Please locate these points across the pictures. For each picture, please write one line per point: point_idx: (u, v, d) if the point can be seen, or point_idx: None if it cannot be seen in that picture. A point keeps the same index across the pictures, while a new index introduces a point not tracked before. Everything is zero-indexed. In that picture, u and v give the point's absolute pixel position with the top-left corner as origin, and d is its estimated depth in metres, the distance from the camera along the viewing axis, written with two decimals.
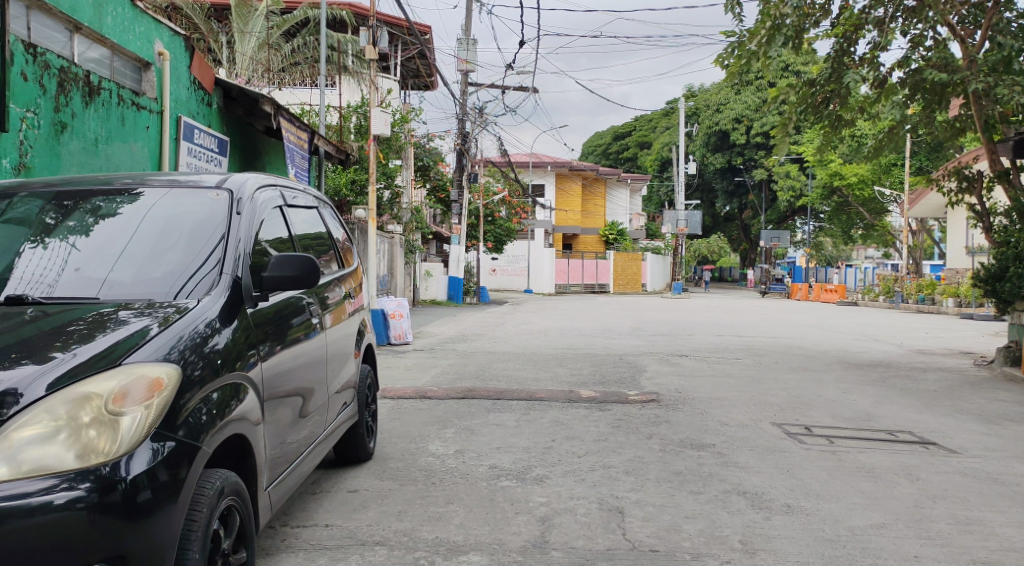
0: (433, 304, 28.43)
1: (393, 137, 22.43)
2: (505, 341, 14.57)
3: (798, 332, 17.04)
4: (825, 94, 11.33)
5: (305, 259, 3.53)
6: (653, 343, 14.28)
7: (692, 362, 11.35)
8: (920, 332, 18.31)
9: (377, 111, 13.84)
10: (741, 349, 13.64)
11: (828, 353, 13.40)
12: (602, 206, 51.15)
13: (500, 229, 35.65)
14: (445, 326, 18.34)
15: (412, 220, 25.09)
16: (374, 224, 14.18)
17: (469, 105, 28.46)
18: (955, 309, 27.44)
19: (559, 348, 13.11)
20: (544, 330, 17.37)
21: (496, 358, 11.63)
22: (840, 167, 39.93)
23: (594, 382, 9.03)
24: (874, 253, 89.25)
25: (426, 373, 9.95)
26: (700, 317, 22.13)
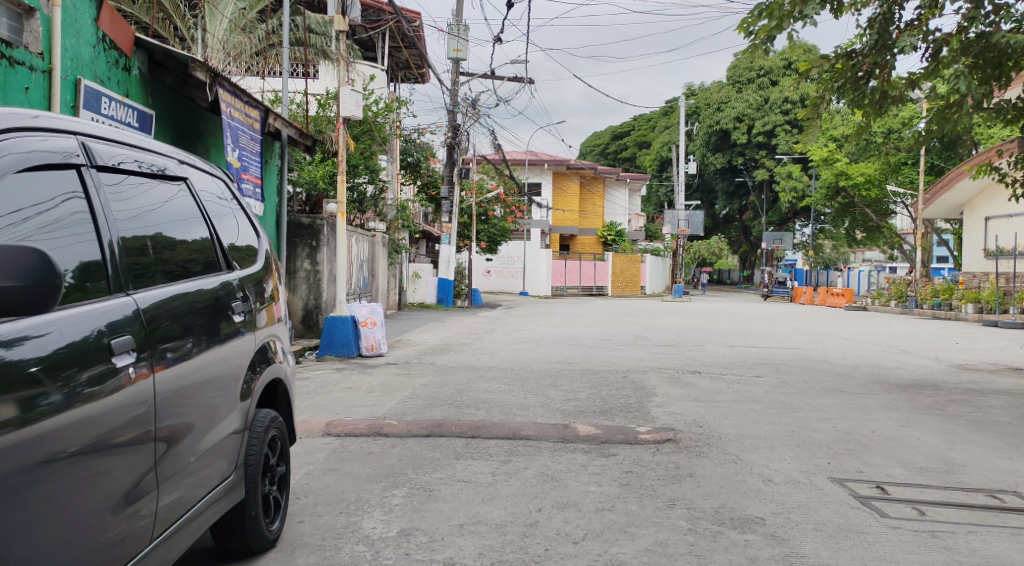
0: (421, 307, 26.70)
1: (376, 127, 20.81)
2: (494, 353, 12.93)
3: (817, 343, 15.40)
4: (866, 67, 9.86)
5: (27, 251, 2.11)
6: (660, 356, 12.64)
7: (707, 381, 9.72)
8: (949, 342, 16.62)
9: (348, 90, 12.22)
10: (759, 362, 11.99)
11: (861, 369, 11.76)
12: (601, 206, 49.53)
13: (495, 230, 33.94)
14: (430, 333, 16.69)
15: (399, 217, 23.36)
16: (345, 218, 12.51)
17: (461, 96, 26.82)
18: (974, 316, 25.63)
19: (553, 362, 11.47)
20: (536, 338, 15.73)
21: (480, 376, 9.99)
22: (846, 166, 38.26)
23: (595, 411, 7.39)
24: (872, 256, 87.52)
25: (394, 396, 8.31)
26: (705, 323, 20.48)
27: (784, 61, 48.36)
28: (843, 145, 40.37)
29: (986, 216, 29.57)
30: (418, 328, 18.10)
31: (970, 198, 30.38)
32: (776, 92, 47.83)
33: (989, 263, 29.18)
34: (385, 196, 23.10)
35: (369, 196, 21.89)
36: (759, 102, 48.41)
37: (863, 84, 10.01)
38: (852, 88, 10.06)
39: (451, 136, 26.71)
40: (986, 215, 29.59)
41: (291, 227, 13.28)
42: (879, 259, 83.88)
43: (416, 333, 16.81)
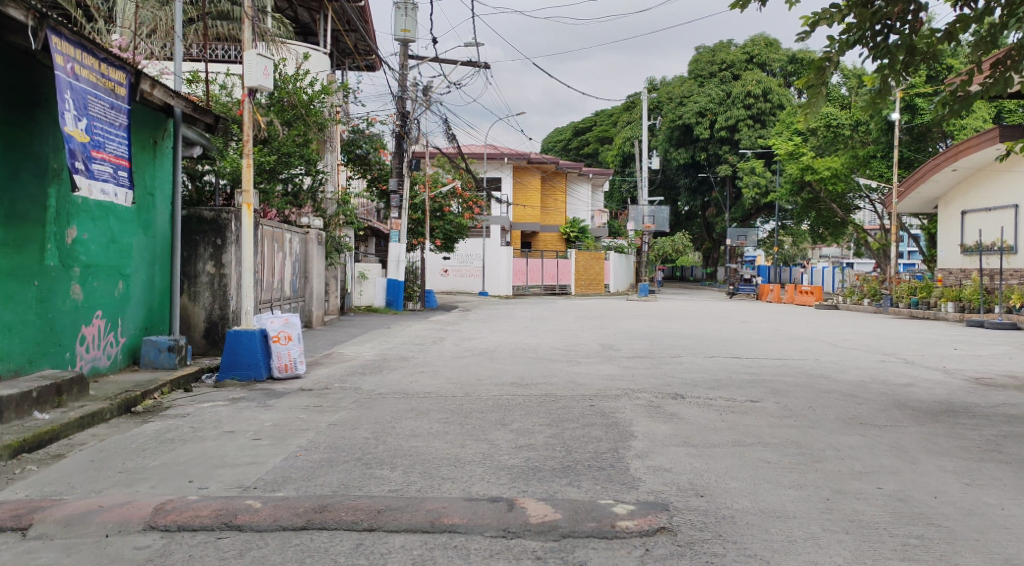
0: (366, 311, 24.42)
1: (312, 113, 18.77)
2: (437, 371, 10.88)
3: (805, 352, 13.56)
4: (886, 19, 8.00)
5: None
6: (633, 373, 10.70)
7: (695, 411, 7.77)
8: (946, 349, 14.87)
9: (254, 55, 10.04)
10: (749, 380, 10.12)
11: (869, 387, 9.90)
12: (563, 203, 47.67)
13: (450, 226, 31.46)
14: (368, 344, 14.57)
15: (339, 211, 21.05)
16: (254, 209, 10.26)
17: (410, 81, 24.64)
18: (956, 316, 23.91)
19: (504, 383, 9.46)
20: (489, 349, 13.71)
21: (412, 406, 7.94)
22: (811, 161, 36.28)
23: (551, 471, 5.40)
24: (828, 250, 86.76)
25: (287, 444, 6.22)
26: (675, 328, 18.55)
27: (745, 55, 47.80)
28: (809, 140, 38.89)
29: (962, 210, 27.88)
30: (355, 338, 15.96)
31: (945, 191, 28.70)
32: (739, 86, 46.49)
33: (968, 260, 27.60)
34: (324, 187, 20.85)
35: (306, 188, 19.81)
36: (722, 96, 47.09)
37: (882, 43, 8.15)
38: (867, 46, 8.16)
39: (399, 124, 24.58)
40: (962, 209, 27.88)
41: (192, 222, 11.07)
42: (836, 254, 83.20)
43: (353, 344, 14.67)
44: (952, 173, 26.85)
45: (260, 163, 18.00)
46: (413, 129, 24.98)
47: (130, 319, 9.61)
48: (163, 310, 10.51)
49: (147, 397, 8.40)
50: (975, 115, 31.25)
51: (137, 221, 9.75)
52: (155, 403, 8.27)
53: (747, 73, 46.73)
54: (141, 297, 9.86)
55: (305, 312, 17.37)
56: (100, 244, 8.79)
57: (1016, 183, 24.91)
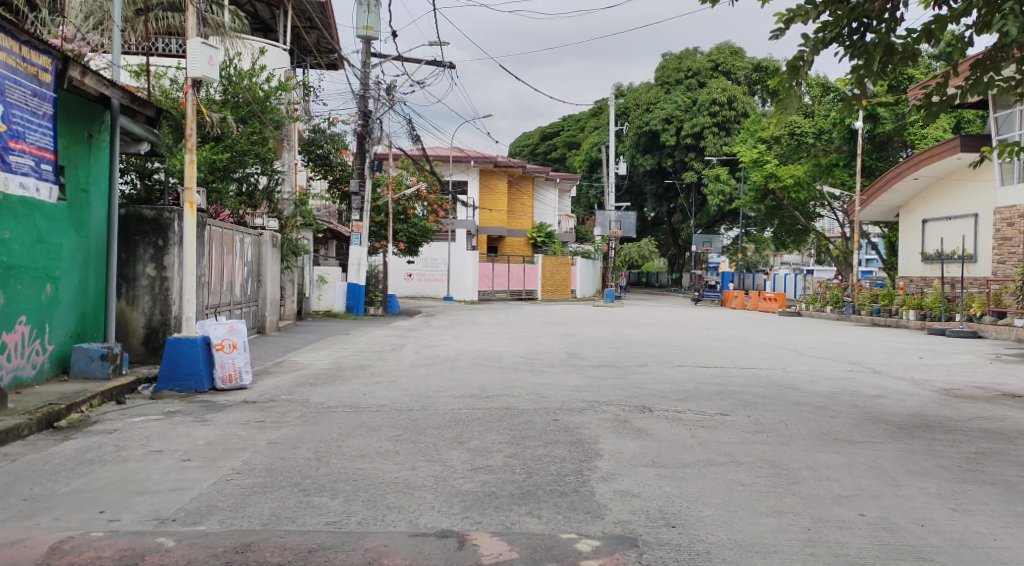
0: (325, 316, 23.69)
1: (267, 109, 18.10)
2: (393, 381, 10.31)
3: (773, 360, 13.21)
4: (865, 17, 7.65)
5: None
6: (599, 383, 10.23)
7: (664, 426, 7.32)
8: (913, 358, 14.62)
9: (198, 44, 9.43)
10: (719, 391, 9.71)
11: (842, 397, 9.53)
12: (530, 207, 47.12)
13: (414, 230, 30.96)
14: (324, 352, 13.94)
15: (297, 213, 20.36)
16: (196, 208, 9.64)
17: (372, 80, 24.03)
18: (916, 323, 23.39)
19: (462, 395, 8.93)
20: (449, 357, 13.15)
21: (361, 420, 7.38)
22: (775, 168, 36.34)
23: (507, 498, 4.89)
24: (791, 258, 87.46)
25: (219, 466, 5.65)
26: (641, 335, 18.13)
27: (711, 63, 48.22)
28: (773, 147, 38.88)
29: (923, 219, 27.32)
30: (311, 345, 15.31)
31: (906, 199, 28.13)
32: (704, 93, 46.53)
33: (929, 268, 27.03)
34: (281, 188, 20.15)
35: (263, 188, 19.33)
36: (688, 103, 47.19)
37: (858, 42, 7.80)
38: (843, 45, 7.81)
39: (361, 124, 23.91)
40: (923, 217, 27.28)
41: (130, 221, 10.41)
42: (797, 261, 83.77)
43: (308, 352, 14.04)
44: (914, 182, 26.43)
45: (213, 161, 17.28)
46: (376, 129, 24.34)
47: (59, 325, 8.92)
48: (98, 315, 9.83)
49: (72, 411, 7.70)
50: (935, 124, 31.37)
51: (69, 219, 9.08)
52: (80, 418, 7.59)
53: (713, 81, 46.86)
54: (72, 301, 9.19)
55: (258, 317, 16.68)
56: (24, 244, 8.13)
57: (979, 191, 24.02)
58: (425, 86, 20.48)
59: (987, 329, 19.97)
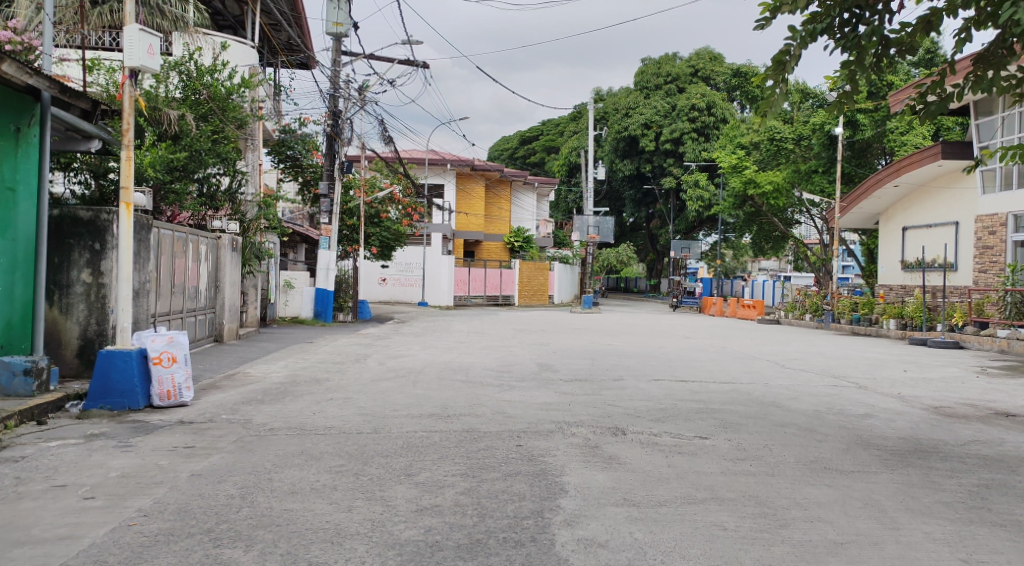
0: (290, 323, 22.81)
1: (229, 106, 17.39)
2: (349, 397, 9.57)
3: (753, 374, 12.58)
4: (857, 6, 7.06)
5: None
6: (571, 400, 9.54)
7: (638, 454, 6.63)
8: (897, 370, 14.02)
9: (136, 31, 8.70)
10: (697, 409, 9.05)
11: (828, 415, 8.91)
12: (508, 211, 46.65)
13: (388, 233, 30.31)
14: (281, 363, 13.15)
15: (260, 215, 19.55)
16: (132, 209, 8.88)
17: (343, 78, 23.28)
18: (897, 333, 22.53)
19: (420, 414, 8.22)
20: (413, 370, 12.40)
21: (303, 447, 6.64)
22: (754, 174, 35.94)
23: (453, 551, 4.21)
24: (767, 264, 87.73)
25: (125, 507, 4.90)
26: (618, 345, 17.46)
27: (689, 68, 47.97)
28: (752, 153, 38.43)
29: (904, 226, 26.38)
30: (270, 355, 14.51)
31: (887, 205, 27.23)
32: (683, 99, 46.20)
33: (908, 277, 25.98)
34: (244, 189, 19.36)
35: (225, 189, 18.79)
36: (667, 108, 46.82)
37: (850, 34, 7.19)
38: (833, 38, 7.19)
39: (330, 125, 23.17)
40: (903, 225, 26.40)
41: (65, 223, 9.63)
42: (775, 268, 83.60)
43: (265, 363, 13.24)
44: (895, 189, 25.63)
45: (172, 160, 16.48)
46: (347, 130, 23.67)
47: None
48: (26, 326, 9.01)
49: None
50: (915, 130, 30.97)
51: None
52: None
53: (691, 87, 46.57)
54: None
55: (216, 325, 15.88)
56: None
57: (960, 199, 23.16)
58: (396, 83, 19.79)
59: (969, 340, 19.31)
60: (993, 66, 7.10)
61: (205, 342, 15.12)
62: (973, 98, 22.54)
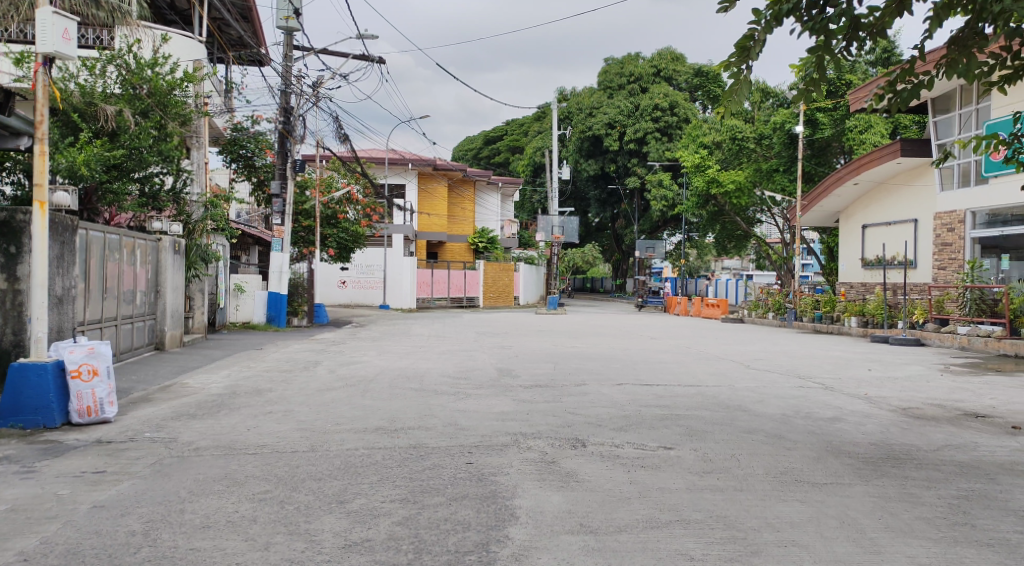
0: (242, 328, 21.93)
1: (169, 98, 16.77)
2: (290, 409, 8.90)
3: (719, 376, 12.11)
4: None
5: None
6: (528, 409, 8.97)
7: (596, 469, 6.09)
8: (864, 369, 13.64)
9: (48, 13, 8.00)
10: (661, 416, 8.53)
11: (798, 419, 8.46)
12: (471, 212, 46.12)
13: (345, 235, 29.52)
14: (224, 372, 12.40)
15: (206, 216, 18.72)
16: (46, 208, 8.15)
17: (294, 74, 22.46)
18: (858, 331, 22.23)
19: (364, 428, 7.58)
20: (365, 377, 11.74)
21: (228, 469, 5.98)
22: (716, 173, 35.79)
23: None
24: (730, 263, 88.22)
25: (3, 551, 4.23)
26: (580, 347, 16.94)
27: (652, 68, 47.70)
28: (715, 152, 38.22)
29: (863, 224, 26.08)
30: (214, 363, 13.74)
31: (847, 203, 26.92)
32: (646, 99, 46.02)
33: (868, 274, 25.68)
34: (189, 189, 18.53)
35: (169, 189, 17.96)
36: (631, 108, 46.53)
37: (817, 17, 6.72)
38: (799, 19, 6.73)
39: (282, 122, 22.39)
40: (863, 222, 26.13)
41: None
42: (739, 267, 83.95)
43: (207, 372, 12.48)
44: (854, 187, 25.44)
45: (109, 159, 15.64)
46: (300, 127, 22.96)
47: None
48: None
49: None
50: (873, 129, 30.06)
51: None
52: None
53: (654, 86, 46.38)
54: None
55: (156, 332, 15.08)
56: None
57: (920, 195, 22.99)
58: (351, 76, 19.11)
59: (930, 337, 19.06)
60: (971, 49, 6.60)
61: (144, 351, 14.30)
62: (931, 94, 22.36)
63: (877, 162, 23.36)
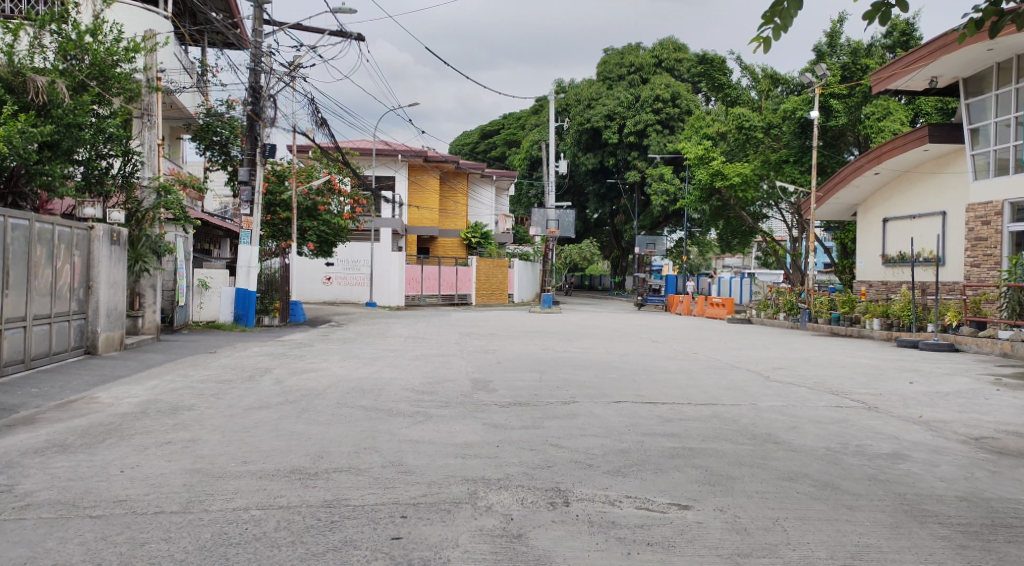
0: (205, 328, 19.93)
1: (107, 68, 14.85)
2: (196, 438, 6.97)
3: (737, 392, 10.16)
4: None
5: None
6: (499, 438, 7.06)
7: (579, 549, 4.19)
8: (903, 382, 11.71)
9: None
10: (672, 452, 6.58)
11: (848, 459, 6.54)
12: (465, 205, 44.02)
13: (326, 228, 27.53)
14: (150, 383, 10.45)
15: (158, 204, 16.68)
16: None
17: (264, 50, 20.47)
18: (881, 334, 20.23)
19: (274, 473, 5.66)
20: (313, 390, 9.84)
21: (39, 551, 4.10)
22: (721, 165, 33.82)
23: None
24: (731, 261, 86.24)
25: None
26: (573, 352, 14.98)
27: (653, 58, 45.77)
28: (719, 143, 36.24)
29: (884, 218, 24.13)
30: (146, 371, 11.80)
31: (866, 194, 24.94)
32: (647, 90, 44.11)
33: (890, 272, 23.76)
34: (139, 172, 16.61)
35: (115, 172, 16.09)
36: (631, 99, 44.57)
37: None
38: None
39: (250, 104, 20.51)
40: (884, 215, 24.18)
41: None
42: (739, 265, 82.22)
43: (130, 382, 10.52)
44: (875, 177, 23.53)
45: (36, 137, 13.66)
46: (270, 109, 20.99)
47: None
48: None
49: None
50: (893, 115, 28.40)
51: None
52: None
53: (655, 77, 44.51)
54: None
55: (88, 334, 13.13)
56: None
57: (949, 187, 21.13)
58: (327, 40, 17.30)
59: (966, 342, 17.12)
60: None
61: (69, 356, 12.36)
62: (964, 75, 20.38)
63: (901, 150, 21.39)
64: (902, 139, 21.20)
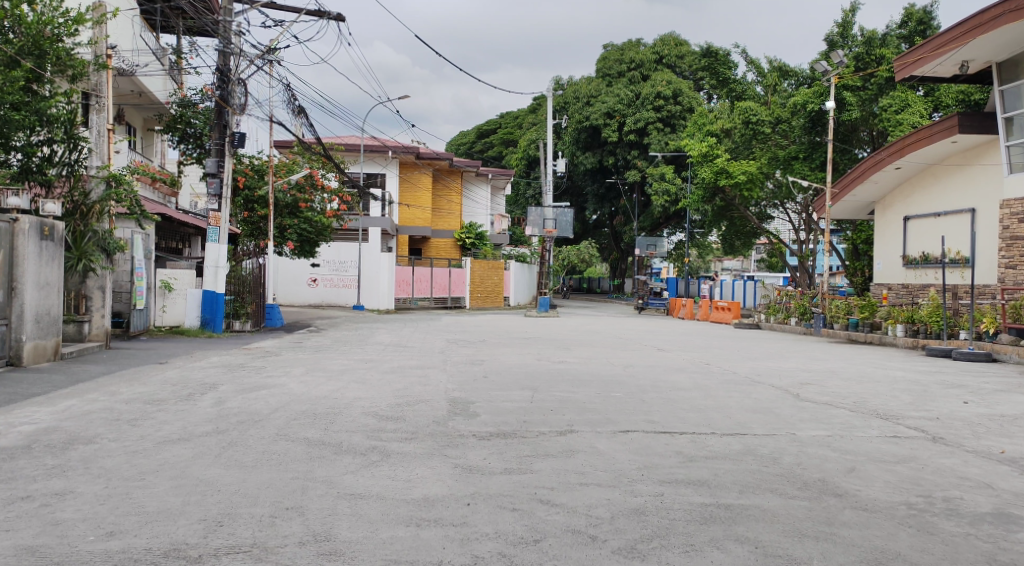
0: (167, 334, 18.18)
1: (39, 39, 13.11)
2: (67, 490, 5.21)
3: (768, 416, 8.40)
4: None
5: None
6: (473, 490, 5.31)
7: None
8: (956, 402, 9.97)
9: None
10: (707, 514, 4.85)
11: (944, 524, 4.81)
12: (459, 205, 42.26)
13: (308, 226, 25.78)
14: (63, 404, 8.69)
15: (108, 197, 14.60)
16: None
17: (234, 29, 18.69)
18: (907, 341, 18.53)
19: (137, 560, 3.91)
20: (254, 414, 8.08)
21: None
22: (726, 163, 32.11)
23: None
24: (733, 263, 84.90)
25: None
26: (570, 364, 13.23)
27: (654, 54, 44.07)
28: (724, 140, 34.51)
29: (906, 216, 22.43)
30: (71, 387, 10.04)
31: (885, 192, 23.24)
32: (648, 86, 42.38)
33: (912, 274, 22.12)
34: (87, 161, 14.40)
35: (55, 160, 14.13)
36: (631, 96, 42.84)
37: None
38: None
39: (217, 88, 18.74)
40: (905, 213, 22.51)
41: None
42: (738, 267, 81.15)
43: (39, 403, 8.76)
44: (895, 172, 21.75)
45: None
46: (240, 95, 19.22)
47: None
48: None
49: None
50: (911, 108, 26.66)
51: None
52: None
53: (656, 73, 42.80)
54: None
55: (10, 344, 11.36)
56: None
57: (981, 180, 19.50)
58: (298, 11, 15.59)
59: (1004, 351, 15.40)
60: None
61: None
62: (998, 60, 18.65)
63: (929, 141, 19.67)
64: (931, 129, 19.47)
